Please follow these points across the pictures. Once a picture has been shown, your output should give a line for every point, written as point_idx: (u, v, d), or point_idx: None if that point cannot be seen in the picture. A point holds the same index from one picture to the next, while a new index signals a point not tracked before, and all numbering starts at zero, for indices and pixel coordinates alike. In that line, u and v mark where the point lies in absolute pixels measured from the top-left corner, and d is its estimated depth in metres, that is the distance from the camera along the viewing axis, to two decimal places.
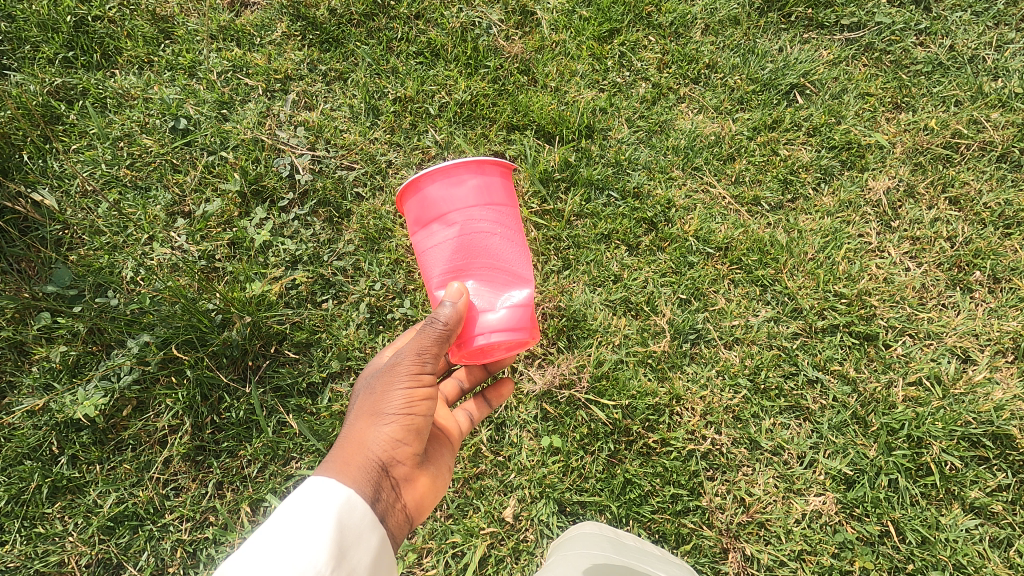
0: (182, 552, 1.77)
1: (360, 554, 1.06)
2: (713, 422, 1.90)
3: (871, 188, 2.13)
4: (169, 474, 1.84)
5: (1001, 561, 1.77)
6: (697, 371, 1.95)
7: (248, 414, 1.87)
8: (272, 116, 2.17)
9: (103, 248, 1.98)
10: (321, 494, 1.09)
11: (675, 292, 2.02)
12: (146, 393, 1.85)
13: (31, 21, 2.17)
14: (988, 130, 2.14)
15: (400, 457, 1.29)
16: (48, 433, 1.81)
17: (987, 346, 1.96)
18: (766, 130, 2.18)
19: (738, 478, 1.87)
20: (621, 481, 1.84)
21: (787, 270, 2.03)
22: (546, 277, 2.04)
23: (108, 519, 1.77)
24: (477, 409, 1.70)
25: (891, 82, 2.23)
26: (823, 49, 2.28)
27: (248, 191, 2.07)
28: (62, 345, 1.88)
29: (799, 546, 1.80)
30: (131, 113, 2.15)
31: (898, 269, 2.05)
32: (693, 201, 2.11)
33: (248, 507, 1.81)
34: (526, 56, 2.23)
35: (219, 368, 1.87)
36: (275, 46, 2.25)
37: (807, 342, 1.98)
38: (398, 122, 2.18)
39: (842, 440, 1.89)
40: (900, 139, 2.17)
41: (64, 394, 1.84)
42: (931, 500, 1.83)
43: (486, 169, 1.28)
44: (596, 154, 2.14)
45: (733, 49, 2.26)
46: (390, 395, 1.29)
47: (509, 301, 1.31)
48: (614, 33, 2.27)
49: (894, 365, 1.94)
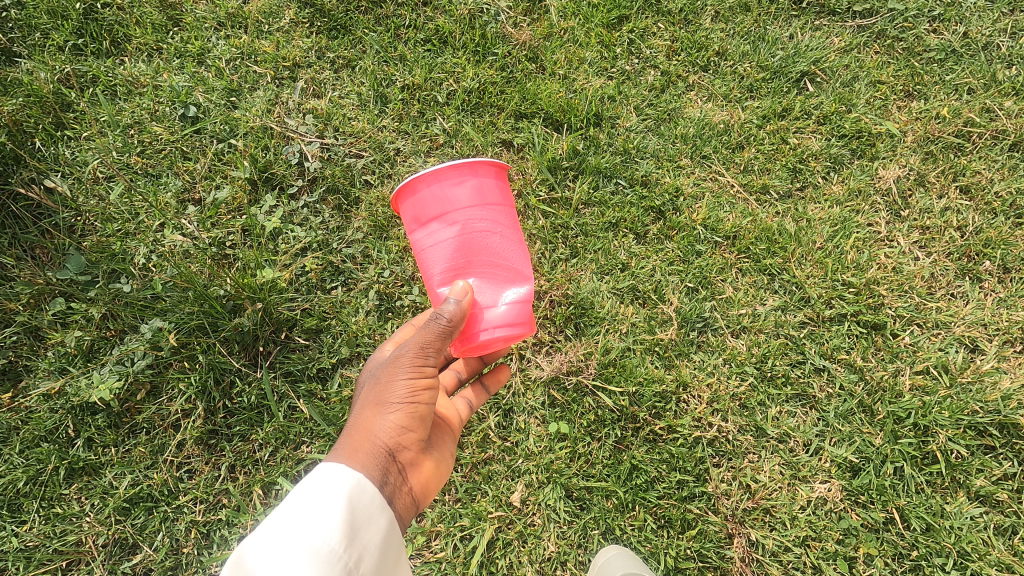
0: (195, 534, 1.80)
1: (371, 534, 1.08)
2: (719, 409, 1.91)
3: (882, 177, 2.12)
4: (183, 457, 1.87)
5: (1005, 549, 1.77)
6: (704, 359, 1.96)
7: (259, 399, 1.90)
8: (280, 104, 2.18)
9: (115, 236, 2.00)
10: (331, 478, 1.11)
11: (683, 280, 2.02)
12: (159, 377, 1.88)
13: (41, 9, 2.18)
14: (1001, 119, 2.13)
15: (406, 442, 1.31)
16: (64, 417, 1.84)
17: (996, 335, 1.96)
18: (776, 118, 2.17)
19: (744, 465, 1.88)
20: (627, 466, 1.86)
21: (795, 259, 2.03)
22: (553, 265, 2.04)
23: (124, 500, 1.80)
24: (476, 396, 1.72)
25: (903, 70, 2.21)
26: (834, 37, 2.26)
27: (259, 178, 2.08)
28: (77, 330, 1.90)
29: (804, 532, 1.82)
30: (142, 101, 2.16)
31: (907, 258, 2.05)
32: (701, 189, 2.10)
33: (260, 490, 1.83)
34: (534, 43, 2.22)
35: (231, 354, 1.89)
36: (283, 33, 2.25)
37: (815, 330, 1.99)
38: (407, 110, 2.18)
39: (848, 428, 1.89)
40: (912, 128, 2.15)
41: (79, 378, 1.88)
42: (937, 488, 1.84)
43: (480, 170, 1.28)
44: (604, 142, 2.14)
45: (743, 36, 2.25)
46: (395, 384, 1.32)
47: (511, 297, 1.33)
48: (624, 20, 2.27)
49: (902, 354, 1.95)
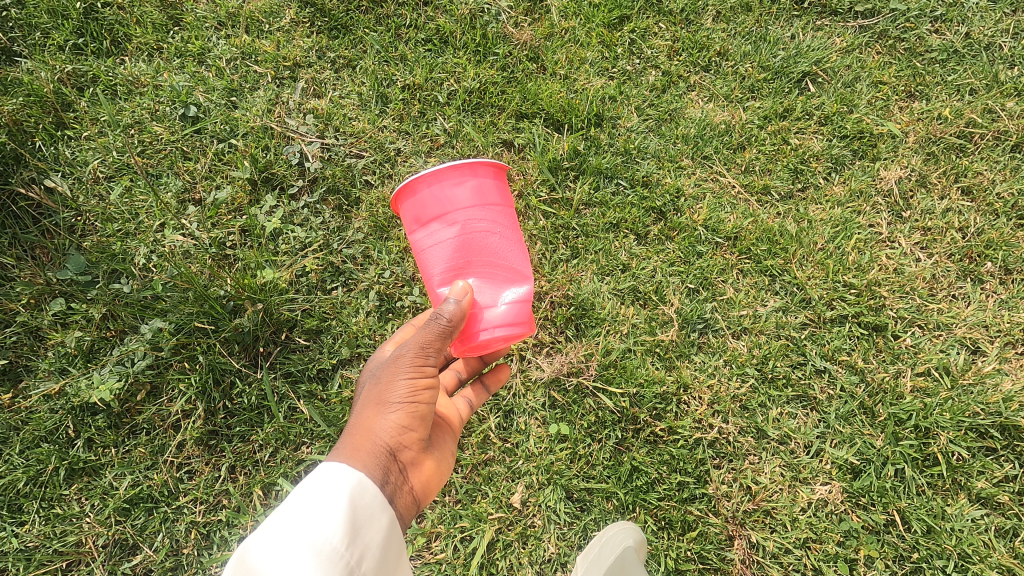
0: (195, 534, 1.80)
1: (373, 533, 1.08)
2: (720, 411, 1.91)
3: (883, 178, 2.11)
4: (183, 457, 1.87)
5: (1006, 551, 1.77)
6: (705, 360, 1.96)
7: (259, 400, 1.90)
8: (281, 103, 2.17)
9: (116, 236, 2.00)
10: (333, 477, 1.10)
11: (684, 282, 2.02)
12: (159, 377, 1.88)
13: (41, 9, 2.18)
14: (1003, 120, 2.12)
15: (407, 441, 1.31)
16: (64, 417, 1.84)
17: (998, 337, 1.95)
18: (778, 119, 2.17)
19: (744, 466, 1.88)
20: (627, 468, 1.86)
21: (797, 260, 2.03)
22: (554, 266, 2.04)
23: (124, 501, 1.80)
24: (476, 396, 1.72)
25: (905, 70, 2.21)
26: (835, 37, 2.26)
27: (259, 179, 2.08)
28: (77, 330, 1.90)
29: (805, 534, 1.82)
30: (142, 101, 2.16)
31: (908, 259, 2.04)
32: (702, 190, 2.10)
33: (260, 490, 1.83)
34: (535, 43, 2.22)
35: (231, 355, 1.89)
36: (284, 33, 2.25)
37: (816, 332, 1.98)
38: (407, 110, 2.18)
39: (849, 430, 1.89)
40: (913, 129, 2.15)
41: (79, 378, 1.87)
42: (937, 491, 1.83)
43: (479, 171, 1.28)
44: (605, 142, 2.13)
45: (744, 36, 2.25)
46: (396, 384, 1.31)
47: (511, 297, 1.33)
48: (625, 20, 2.27)
49: (903, 356, 1.94)
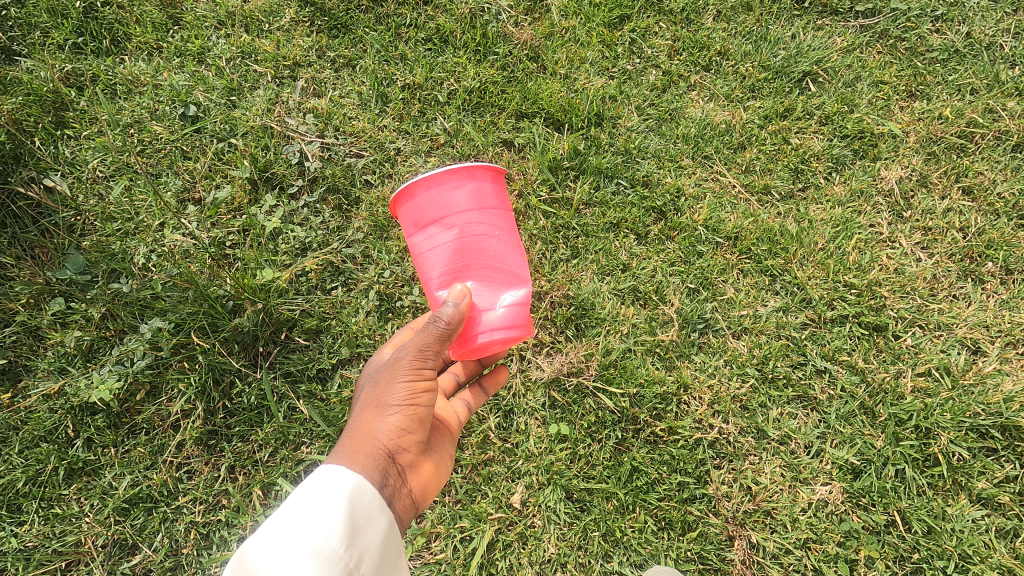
0: (195, 534, 1.79)
1: (372, 535, 1.08)
2: (721, 411, 1.91)
3: (883, 177, 2.11)
4: (182, 457, 1.87)
5: (1006, 552, 1.77)
6: (705, 360, 1.96)
7: (259, 400, 1.90)
8: (280, 103, 2.17)
9: (115, 235, 1.99)
10: (332, 479, 1.10)
11: (684, 282, 2.01)
12: (159, 377, 1.87)
13: (41, 8, 2.17)
14: (1004, 119, 2.12)
15: (405, 444, 1.31)
16: (63, 417, 1.84)
17: (998, 337, 1.95)
18: (778, 118, 2.16)
19: (745, 467, 1.88)
20: (628, 468, 1.86)
21: (798, 260, 2.02)
22: (554, 266, 2.04)
23: (123, 501, 1.80)
24: (474, 398, 1.72)
25: (906, 70, 2.20)
26: (836, 36, 2.25)
27: (259, 178, 2.08)
28: (76, 330, 1.90)
29: (805, 534, 1.81)
30: (141, 101, 2.15)
31: (909, 259, 2.04)
32: (702, 190, 2.10)
33: (260, 490, 1.83)
34: (535, 42, 2.22)
35: (230, 355, 1.88)
36: (284, 32, 2.25)
37: (816, 332, 1.98)
38: (407, 110, 2.18)
39: (849, 430, 1.89)
40: (914, 129, 2.14)
41: (79, 378, 1.87)
42: (938, 491, 1.83)
43: (477, 174, 1.28)
44: (605, 142, 2.13)
45: (744, 36, 2.25)
46: (394, 387, 1.31)
47: (508, 300, 1.32)
48: (625, 19, 2.26)
49: (904, 356, 1.94)
